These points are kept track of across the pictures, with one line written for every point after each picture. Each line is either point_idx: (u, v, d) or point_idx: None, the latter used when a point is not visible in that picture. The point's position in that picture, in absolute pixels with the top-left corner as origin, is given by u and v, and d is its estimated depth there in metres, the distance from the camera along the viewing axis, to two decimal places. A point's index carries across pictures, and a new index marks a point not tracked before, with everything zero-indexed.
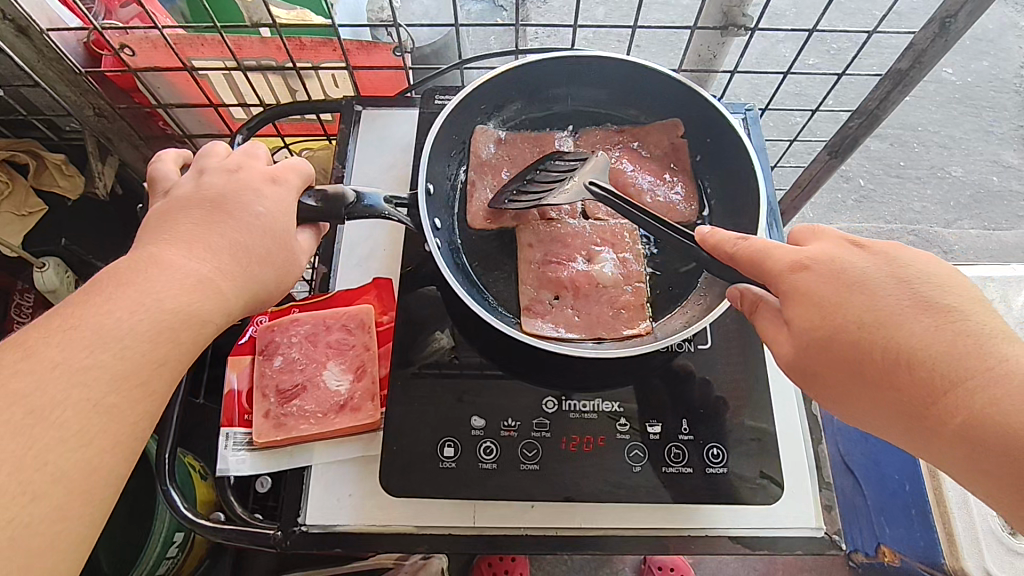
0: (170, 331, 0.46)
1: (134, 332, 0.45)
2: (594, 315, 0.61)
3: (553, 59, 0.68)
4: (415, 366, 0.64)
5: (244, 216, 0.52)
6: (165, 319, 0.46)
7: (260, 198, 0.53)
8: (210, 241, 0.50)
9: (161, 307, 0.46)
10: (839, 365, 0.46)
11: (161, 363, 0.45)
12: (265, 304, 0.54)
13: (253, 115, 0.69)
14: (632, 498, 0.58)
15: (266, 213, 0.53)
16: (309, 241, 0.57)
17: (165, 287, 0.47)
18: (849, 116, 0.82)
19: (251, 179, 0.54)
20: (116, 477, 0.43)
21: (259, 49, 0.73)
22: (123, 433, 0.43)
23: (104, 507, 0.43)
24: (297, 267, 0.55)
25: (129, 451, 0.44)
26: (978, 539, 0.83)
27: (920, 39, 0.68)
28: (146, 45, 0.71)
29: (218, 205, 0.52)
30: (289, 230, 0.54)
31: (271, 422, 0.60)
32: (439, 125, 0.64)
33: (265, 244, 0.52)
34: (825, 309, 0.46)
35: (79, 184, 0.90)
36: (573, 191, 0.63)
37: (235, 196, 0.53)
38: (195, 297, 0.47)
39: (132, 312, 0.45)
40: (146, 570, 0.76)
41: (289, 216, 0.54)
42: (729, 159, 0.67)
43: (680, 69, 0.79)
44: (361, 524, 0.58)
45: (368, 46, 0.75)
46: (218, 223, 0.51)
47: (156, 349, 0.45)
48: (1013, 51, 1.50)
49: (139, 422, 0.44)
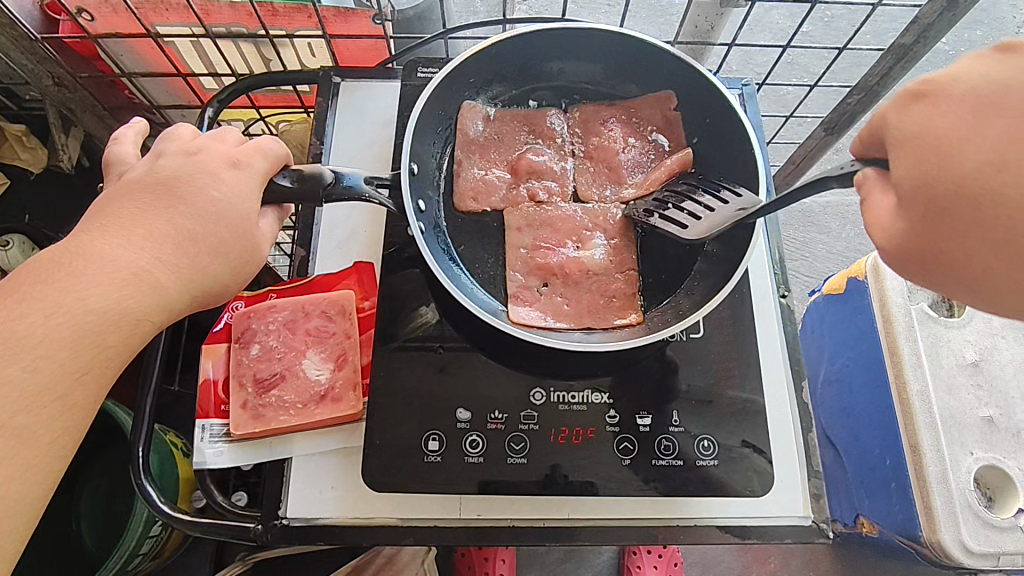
0: (95, 334, 0.44)
1: (51, 339, 0.42)
2: (584, 303, 0.60)
3: (544, 31, 0.65)
4: (400, 341, 0.62)
5: (195, 201, 0.49)
6: (88, 321, 0.43)
7: (217, 180, 0.50)
8: (153, 228, 0.47)
9: (83, 308, 0.43)
10: (933, 198, 0.39)
11: (86, 372, 0.43)
12: (227, 296, 0.51)
13: (223, 88, 0.66)
14: (620, 491, 0.57)
15: (223, 198, 0.50)
16: (273, 225, 0.54)
17: (91, 285, 0.44)
18: (848, 91, 0.80)
19: (209, 160, 0.51)
20: (29, 500, 0.41)
21: (228, 15, 0.69)
22: (39, 450, 0.42)
23: (21, 528, 0.41)
24: (260, 257, 0.52)
25: (49, 467, 0.42)
26: (955, 513, 0.83)
27: (926, 13, 0.66)
28: (105, 9, 0.67)
29: (169, 190, 0.49)
30: (252, 214, 0.51)
31: (248, 413, 0.58)
32: (422, 102, 0.61)
33: (219, 232, 0.49)
34: (939, 154, 0.39)
35: (42, 157, 0.86)
36: (707, 225, 0.57)
37: (187, 179, 0.50)
38: (128, 297, 0.45)
39: (47, 317, 0.43)
40: (129, 548, 0.74)
41: (248, 200, 0.51)
42: (728, 140, 0.64)
43: (676, 41, 0.76)
44: (344, 517, 0.57)
45: (346, 13, 0.71)
46: (168, 209, 0.48)
47: (77, 357, 0.43)
48: (1008, 20, 1.47)
49: (58, 437, 0.43)
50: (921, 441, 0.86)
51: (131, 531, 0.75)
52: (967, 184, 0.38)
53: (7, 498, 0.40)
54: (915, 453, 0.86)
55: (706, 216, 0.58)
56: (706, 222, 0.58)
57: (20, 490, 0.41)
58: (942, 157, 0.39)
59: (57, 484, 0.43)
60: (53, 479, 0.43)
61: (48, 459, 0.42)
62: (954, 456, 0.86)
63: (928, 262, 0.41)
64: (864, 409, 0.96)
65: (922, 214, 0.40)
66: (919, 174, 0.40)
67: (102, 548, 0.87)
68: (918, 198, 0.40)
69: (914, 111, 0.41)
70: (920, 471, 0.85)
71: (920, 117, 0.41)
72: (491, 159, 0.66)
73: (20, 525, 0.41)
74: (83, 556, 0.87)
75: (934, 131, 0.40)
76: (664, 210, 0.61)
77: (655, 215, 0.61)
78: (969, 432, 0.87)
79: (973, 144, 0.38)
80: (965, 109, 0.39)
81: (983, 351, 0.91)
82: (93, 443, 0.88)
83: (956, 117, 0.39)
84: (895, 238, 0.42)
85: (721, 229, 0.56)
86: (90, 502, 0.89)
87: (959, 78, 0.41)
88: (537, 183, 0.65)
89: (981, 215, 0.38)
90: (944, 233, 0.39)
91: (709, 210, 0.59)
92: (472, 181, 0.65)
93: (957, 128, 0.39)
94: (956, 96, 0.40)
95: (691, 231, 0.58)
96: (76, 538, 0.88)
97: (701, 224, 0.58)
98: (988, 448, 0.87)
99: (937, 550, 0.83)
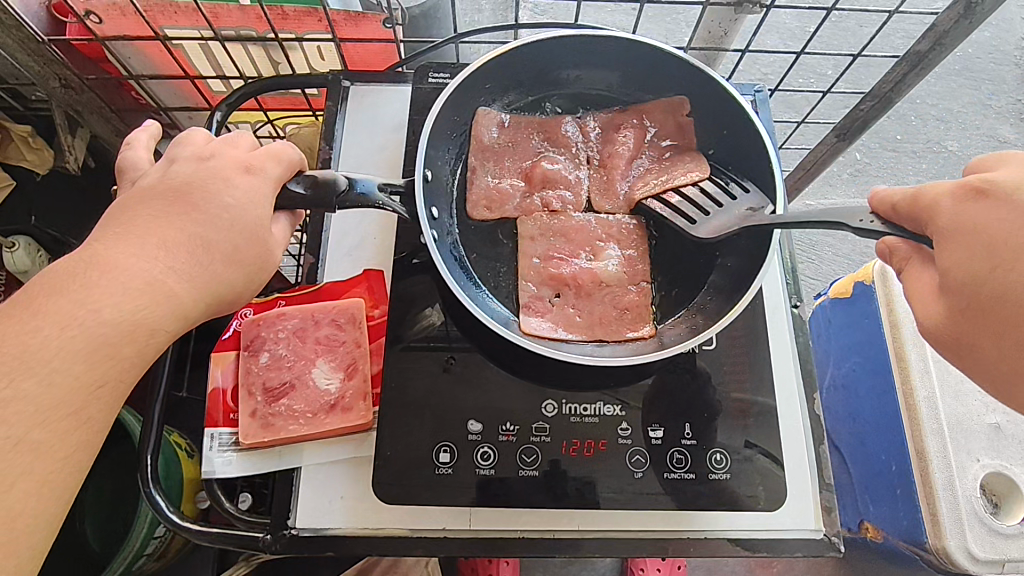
0: (108, 347, 0.43)
1: (64, 352, 0.42)
2: (597, 315, 0.59)
3: (560, 38, 0.64)
4: (406, 343, 0.62)
5: (208, 208, 0.49)
6: (101, 334, 0.43)
7: (229, 187, 0.50)
8: (166, 237, 0.47)
9: (96, 321, 0.43)
10: (984, 313, 0.44)
11: (98, 385, 0.43)
12: (238, 305, 0.51)
13: (233, 90, 0.66)
14: (632, 504, 0.57)
15: (235, 207, 0.49)
16: (284, 230, 0.53)
17: (103, 298, 0.43)
18: (861, 98, 0.79)
19: (221, 166, 0.51)
20: (44, 519, 0.41)
21: (238, 18, 0.68)
22: (53, 466, 0.41)
23: (35, 545, 0.41)
24: (272, 263, 0.52)
25: (65, 481, 0.42)
26: (961, 520, 0.83)
27: (943, 21, 0.66)
28: (114, 12, 0.66)
29: (182, 198, 0.49)
30: (266, 221, 0.50)
31: (258, 421, 0.57)
32: (438, 108, 0.61)
33: (232, 240, 0.49)
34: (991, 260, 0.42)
35: (48, 159, 0.85)
36: (717, 224, 0.60)
37: (200, 186, 0.49)
38: (141, 308, 0.44)
39: (60, 330, 0.42)
40: (135, 548, 0.74)
41: (262, 208, 0.50)
42: (746, 151, 0.64)
43: (688, 46, 0.75)
44: (353, 528, 0.57)
45: (357, 17, 0.69)
46: (181, 217, 0.48)
47: (90, 370, 0.43)
48: (1014, 23, 1.47)
49: (71, 452, 0.42)
50: (928, 448, 0.85)
51: (136, 530, 0.74)
52: (1009, 300, 0.42)
53: (23, 514, 0.40)
54: (922, 460, 0.86)
55: (714, 213, 0.61)
56: (716, 218, 0.60)
57: (35, 507, 0.40)
58: (992, 267, 0.42)
59: (71, 500, 0.43)
60: (68, 495, 0.42)
61: (62, 475, 0.42)
62: (961, 463, 0.85)
63: (954, 348, 0.46)
64: (872, 416, 0.95)
65: (964, 311, 0.44)
66: (965, 274, 0.43)
67: (108, 546, 0.87)
68: (964, 294, 0.44)
69: (971, 209, 0.44)
70: (927, 478, 0.85)
71: (974, 217, 0.43)
72: (505, 166, 0.66)
73: (35, 541, 0.40)
74: (89, 554, 0.87)
75: (984, 235, 0.43)
76: (688, 191, 0.62)
77: (662, 199, 0.63)
78: (976, 439, 0.87)
79: (1020, 271, 0.42)
80: (1021, 221, 0.42)
81: None
82: None
83: (1007, 226, 0.42)
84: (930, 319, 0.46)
85: (732, 230, 0.59)
86: (95, 494, 0.89)
87: (1022, 186, 0.43)
88: (551, 193, 0.64)
89: (1015, 330, 0.43)
90: (978, 331, 0.44)
91: (717, 206, 0.61)
92: (486, 188, 0.64)
93: (1011, 241, 0.42)
94: (1020, 203, 0.43)
95: (700, 231, 0.60)
96: (81, 536, 0.88)
97: (710, 220, 0.61)
98: (995, 455, 0.87)
99: (942, 555, 0.83)
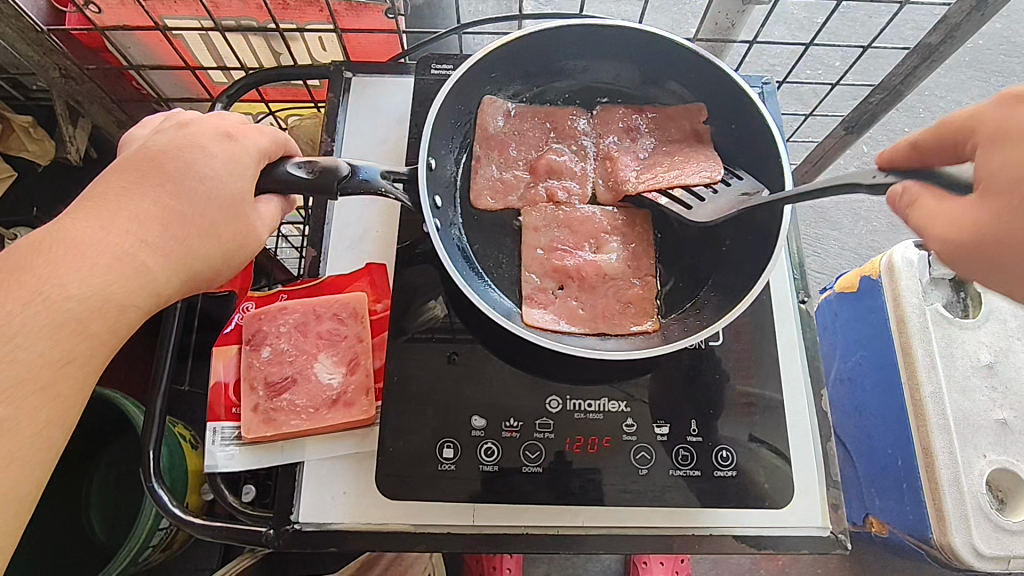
0: (76, 323, 0.42)
1: (29, 328, 0.41)
2: (600, 308, 0.59)
3: (565, 27, 0.63)
4: (409, 335, 0.61)
5: (183, 179, 0.47)
6: (70, 309, 0.42)
7: (208, 156, 0.49)
8: (135, 209, 0.46)
9: (63, 296, 0.42)
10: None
11: (67, 362, 0.42)
12: (213, 283, 0.50)
13: (233, 82, 0.65)
14: (637, 500, 0.56)
15: (213, 177, 0.48)
16: (274, 211, 0.52)
17: (71, 271, 0.42)
18: (870, 90, 0.78)
19: (198, 134, 0.50)
20: (11, 497, 0.40)
21: (238, 8, 0.67)
22: (21, 443, 0.40)
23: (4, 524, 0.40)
24: (255, 241, 0.51)
25: (35, 459, 0.41)
26: (967, 518, 0.82)
27: (955, 12, 0.64)
28: (112, 1, 0.65)
29: (159, 168, 0.47)
30: (246, 192, 0.50)
31: (260, 417, 0.57)
32: (441, 98, 0.60)
33: (210, 215, 0.48)
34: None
35: (50, 149, 0.85)
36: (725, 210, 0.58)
37: (176, 154, 0.48)
38: (109, 284, 0.43)
39: (26, 304, 0.41)
40: (141, 540, 0.73)
41: (238, 179, 0.49)
42: (755, 143, 0.63)
43: (695, 37, 0.74)
44: (355, 523, 0.56)
45: (358, 8, 0.69)
46: (154, 189, 0.47)
47: (59, 347, 0.42)
48: None
49: (41, 429, 0.41)
50: (934, 443, 0.85)
51: (140, 524, 0.74)
52: None
53: None
54: (927, 455, 0.85)
55: (715, 200, 0.59)
56: (721, 206, 0.59)
57: (6, 484, 0.40)
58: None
59: (43, 483, 0.42)
60: (39, 473, 0.42)
61: (33, 453, 0.41)
62: (966, 459, 0.84)
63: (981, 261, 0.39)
64: (877, 410, 0.94)
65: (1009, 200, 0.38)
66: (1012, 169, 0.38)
67: (111, 537, 0.88)
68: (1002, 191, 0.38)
69: (1020, 114, 0.39)
70: (933, 472, 0.84)
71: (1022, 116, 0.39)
72: (510, 157, 0.65)
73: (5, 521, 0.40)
74: (92, 545, 0.87)
75: None
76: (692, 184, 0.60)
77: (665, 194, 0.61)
78: (983, 434, 0.85)
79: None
80: None
81: (998, 352, 0.89)
82: (102, 432, 0.88)
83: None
84: (961, 228, 0.39)
85: (732, 211, 0.58)
86: (98, 485, 0.89)
87: None
88: (556, 184, 0.64)
89: None
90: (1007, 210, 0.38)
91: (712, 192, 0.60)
92: (490, 179, 0.64)
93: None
94: None
95: (710, 218, 0.58)
96: (85, 528, 0.88)
97: (715, 208, 0.59)
98: (1002, 451, 0.85)
99: (947, 552, 0.83)
